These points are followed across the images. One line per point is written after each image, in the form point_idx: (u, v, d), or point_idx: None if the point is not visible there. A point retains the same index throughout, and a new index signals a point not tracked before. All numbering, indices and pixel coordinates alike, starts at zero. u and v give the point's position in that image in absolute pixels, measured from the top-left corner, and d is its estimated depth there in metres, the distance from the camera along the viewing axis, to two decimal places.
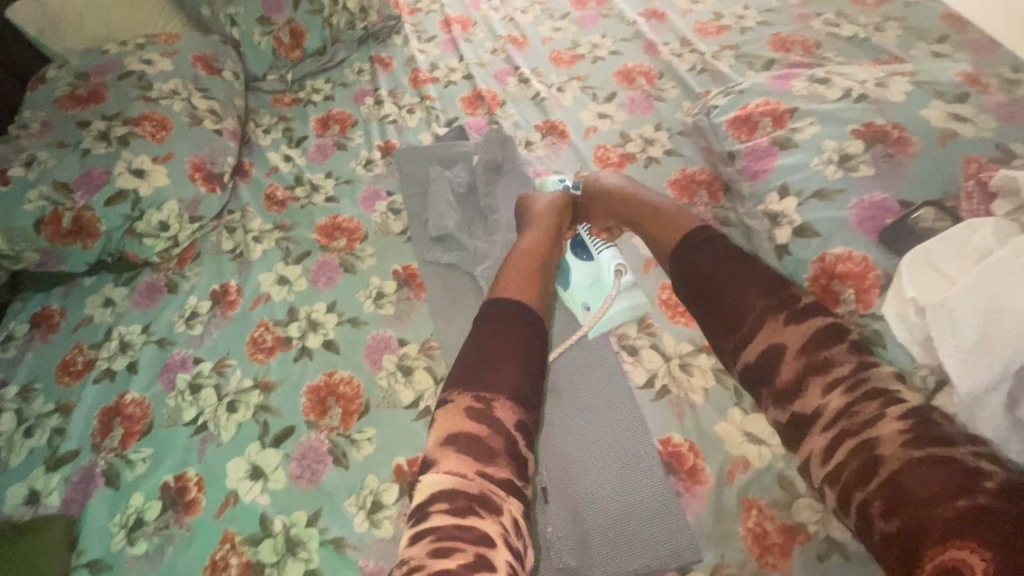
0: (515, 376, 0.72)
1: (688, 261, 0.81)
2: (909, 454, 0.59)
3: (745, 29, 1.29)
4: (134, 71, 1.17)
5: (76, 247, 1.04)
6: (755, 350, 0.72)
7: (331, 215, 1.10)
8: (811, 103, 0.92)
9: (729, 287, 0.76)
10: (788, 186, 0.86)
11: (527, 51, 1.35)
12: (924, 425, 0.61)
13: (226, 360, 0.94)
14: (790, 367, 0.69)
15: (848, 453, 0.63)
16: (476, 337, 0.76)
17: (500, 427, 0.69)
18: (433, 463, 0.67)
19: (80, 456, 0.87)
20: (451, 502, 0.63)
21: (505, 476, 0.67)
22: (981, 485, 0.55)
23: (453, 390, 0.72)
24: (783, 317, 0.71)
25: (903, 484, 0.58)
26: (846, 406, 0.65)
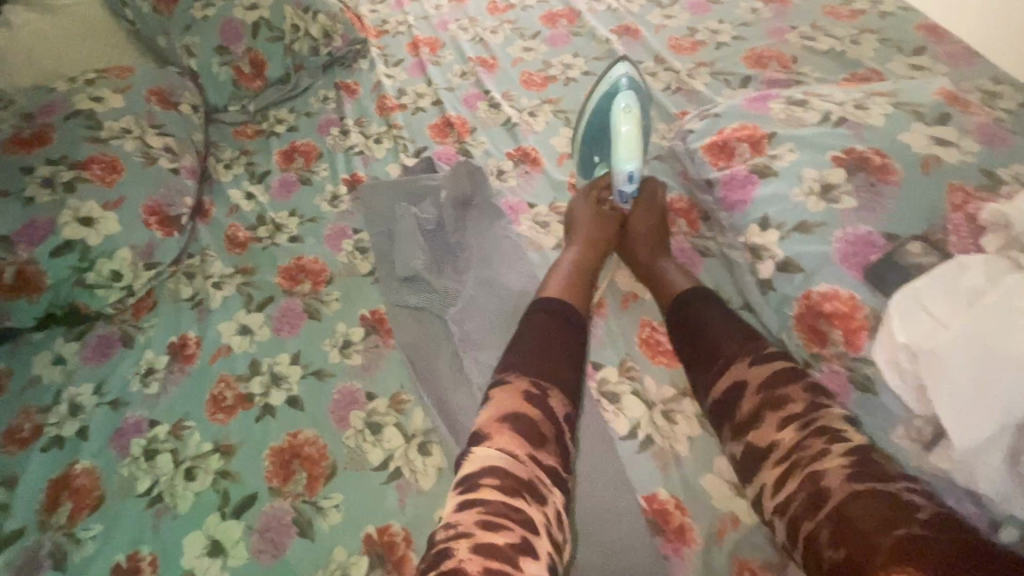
0: (565, 368, 0.74)
1: (677, 307, 0.82)
2: (852, 486, 0.59)
3: (719, 44, 1.26)
4: (83, 109, 1.10)
5: (21, 302, 0.97)
6: (722, 383, 0.72)
7: (295, 256, 1.05)
8: (789, 128, 0.88)
9: (713, 330, 0.76)
10: (769, 218, 0.82)
11: (497, 73, 1.31)
12: (867, 462, 0.61)
13: (183, 422, 0.88)
14: (750, 402, 0.69)
15: (797, 484, 0.62)
16: (534, 329, 0.77)
17: (551, 415, 0.69)
18: (486, 437, 0.66)
19: (25, 536, 0.81)
20: (502, 479, 0.61)
21: (552, 465, 0.66)
22: (913, 514, 0.55)
23: (510, 370, 0.72)
24: (749, 359, 0.72)
25: (848, 515, 0.57)
26: (798, 442, 0.64)
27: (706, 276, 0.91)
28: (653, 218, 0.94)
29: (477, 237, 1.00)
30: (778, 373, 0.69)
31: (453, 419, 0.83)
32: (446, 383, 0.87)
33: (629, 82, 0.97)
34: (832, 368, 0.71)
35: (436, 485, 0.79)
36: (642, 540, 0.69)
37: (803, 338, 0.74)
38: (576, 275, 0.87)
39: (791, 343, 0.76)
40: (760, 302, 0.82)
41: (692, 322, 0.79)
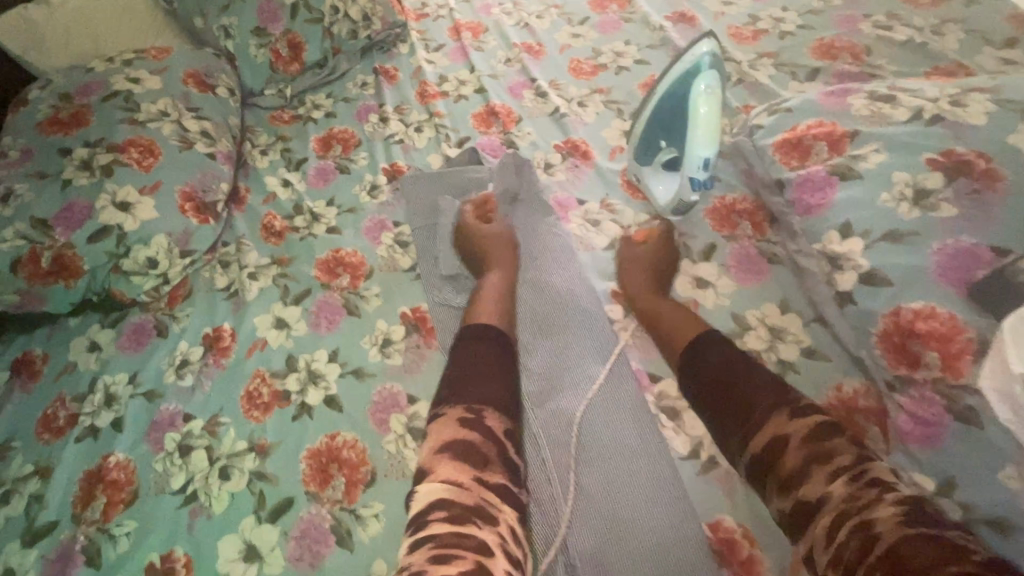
0: (497, 388, 0.71)
1: (693, 350, 0.74)
2: (902, 529, 0.53)
3: (784, 33, 1.18)
4: (120, 90, 1.07)
5: (58, 287, 0.95)
6: (760, 438, 0.64)
7: (333, 248, 1.01)
8: (874, 125, 0.81)
9: (743, 379, 0.68)
10: (852, 225, 0.75)
11: (544, 60, 1.24)
12: (919, 510, 0.54)
13: (219, 418, 0.85)
14: (795, 456, 0.61)
15: (842, 529, 0.56)
16: (466, 359, 0.74)
17: (493, 434, 0.67)
18: (428, 472, 0.63)
19: (60, 528, 0.79)
20: (448, 511, 0.58)
21: (500, 481, 0.64)
22: (967, 554, 0.50)
23: (445, 404, 0.69)
24: (786, 413, 0.64)
25: (901, 556, 0.51)
26: (848, 490, 0.57)
27: (774, 284, 0.84)
28: (660, 259, 0.87)
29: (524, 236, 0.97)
30: (820, 426, 0.62)
31: None
32: None
33: (713, 58, 0.83)
34: (923, 393, 0.65)
35: None
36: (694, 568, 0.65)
37: (888, 359, 0.68)
38: (504, 302, 0.85)
39: (874, 363, 0.70)
40: (837, 315, 0.75)
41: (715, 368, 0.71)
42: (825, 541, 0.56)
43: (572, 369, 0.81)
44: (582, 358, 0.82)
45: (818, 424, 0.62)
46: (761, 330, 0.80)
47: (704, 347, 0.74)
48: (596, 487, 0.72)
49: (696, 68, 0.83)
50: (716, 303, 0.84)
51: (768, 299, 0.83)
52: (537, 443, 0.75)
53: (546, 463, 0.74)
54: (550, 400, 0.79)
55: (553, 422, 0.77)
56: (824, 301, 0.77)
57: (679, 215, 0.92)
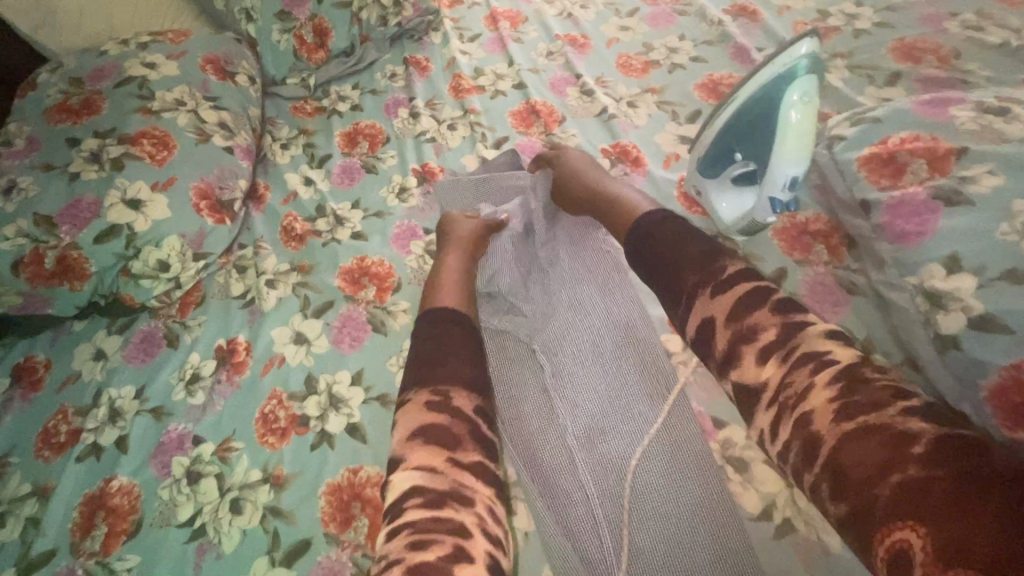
0: (461, 368, 0.68)
1: (638, 243, 0.77)
2: (841, 428, 0.54)
3: (858, 31, 1.06)
4: (135, 76, 0.99)
5: (63, 290, 0.88)
6: (692, 321, 0.67)
7: (358, 255, 0.93)
8: (985, 143, 0.71)
9: (676, 260, 0.71)
10: (960, 259, 0.65)
11: (589, 55, 1.14)
12: (855, 387, 0.55)
13: (231, 442, 0.78)
14: (722, 337, 0.64)
15: (786, 428, 0.58)
16: (425, 340, 0.71)
17: (463, 411, 0.64)
18: (401, 460, 0.60)
19: (57, 559, 0.73)
20: (423, 495, 0.56)
21: (476, 457, 0.62)
22: (908, 451, 0.50)
23: (411, 389, 0.66)
24: (711, 288, 0.67)
25: (843, 465, 0.52)
26: (784, 379, 0.59)
27: (856, 320, 0.74)
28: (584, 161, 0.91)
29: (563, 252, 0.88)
30: (742, 300, 0.64)
31: (547, 472, 0.69)
32: (533, 427, 0.73)
33: (813, 62, 0.71)
34: None
35: (524, 552, 0.66)
36: None
37: (1002, 421, 0.59)
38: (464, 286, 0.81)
39: (983, 422, 0.61)
40: (935, 364, 0.66)
41: (653, 259, 0.74)
42: (774, 438, 0.59)
43: (624, 411, 0.72)
44: (635, 399, 0.73)
45: (742, 296, 0.65)
46: None
47: (640, 237, 0.77)
48: (653, 549, 0.64)
49: (791, 74, 0.72)
50: None
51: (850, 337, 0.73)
52: (585, 494, 0.67)
53: (594, 516, 0.66)
54: (599, 446, 0.70)
55: (603, 470, 0.68)
56: (919, 344, 0.67)
57: (745, 235, 0.82)
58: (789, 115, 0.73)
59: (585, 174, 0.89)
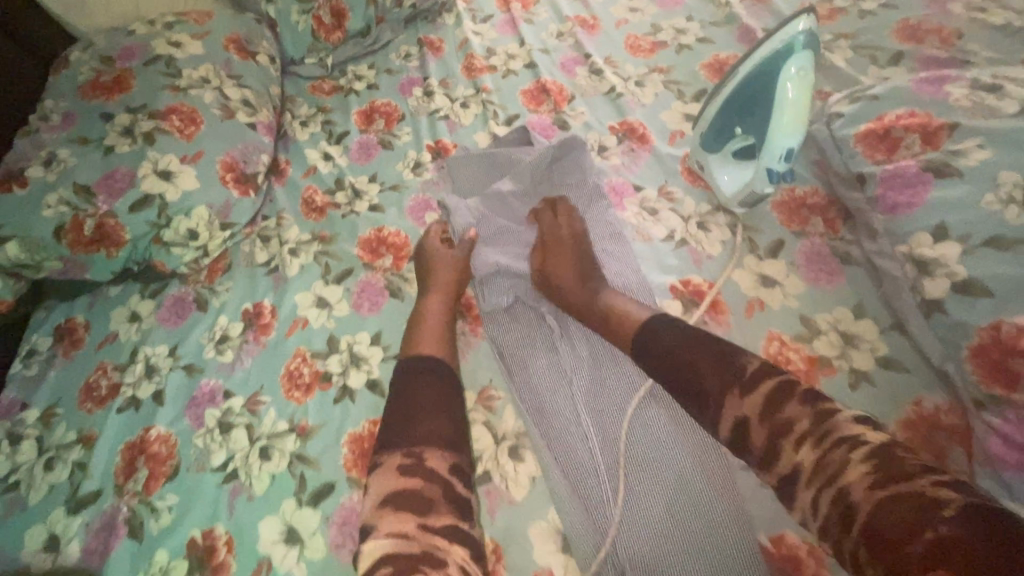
0: (436, 427, 0.66)
1: (642, 338, 0.71)
2: (875, 495, 0.52)
3: (863, 12, 1.08)
4: (162, 55, 1.04)
5: (99, 256, 0.93)
6: (725, 425, 0.61)
7: (376, 226, 0.98)
8: (977, 118, 0.74)
9: (686, 363, 0.65)
10: (947, 228, 0.69)
11: (598, 36, 1.17)
12: (887, 458, 0.53)
13: (259, 396, 0.84)
14: (757, 434, 0.59)
15: (825, 502, 0.55)
16: (398, 398, 0.69)
17: (435, 474, 0.62)
18: (371, 528, 0.58)
19: (103, 498, 0.79)
20: (394, 563, 0.53)
21: (450, 522, 0.59)
22: (937, 512, 0.49)
23: (384, 451, 0.64)
24: (738, 389, 0.61)
25: (880, 531, 0.50)
26: (819, 457, 0.56)
27: (849, 287, 0.78)
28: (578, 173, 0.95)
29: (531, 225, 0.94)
30: (768, 396, 0.60)
31: (553, 423, 0.74)
32: (539, 378, 0.78)
33: (809, 36, 0.75)
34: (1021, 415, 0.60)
35: (530, 494, 0.70)
36: None
37: (980, 376, 0.63)
38: (442, 328, 0.80)
39: (961, 378, 0.65)
40: (920, 325, 0.70)
41: (666, 361, 0.67)
42: (811, 510, 0.56)
43: (624, 369, 0.77)
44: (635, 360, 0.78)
45: (767, 396, 0.60)
46: (832, 336, 0.75)
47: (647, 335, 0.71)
48: (646, 483, 0.69)
49: (789, 49, 0.76)
50: (782, 304, 0.79)
51: (842, 303, 0.77)
52: (588, 444, 0.72)
53: (593, 455, 0.71)
54: (601, 402, 0.75)
55: (605, 423, 0.74)
56: (907, 306, 0.71)
57: (745, 208, 0.86)
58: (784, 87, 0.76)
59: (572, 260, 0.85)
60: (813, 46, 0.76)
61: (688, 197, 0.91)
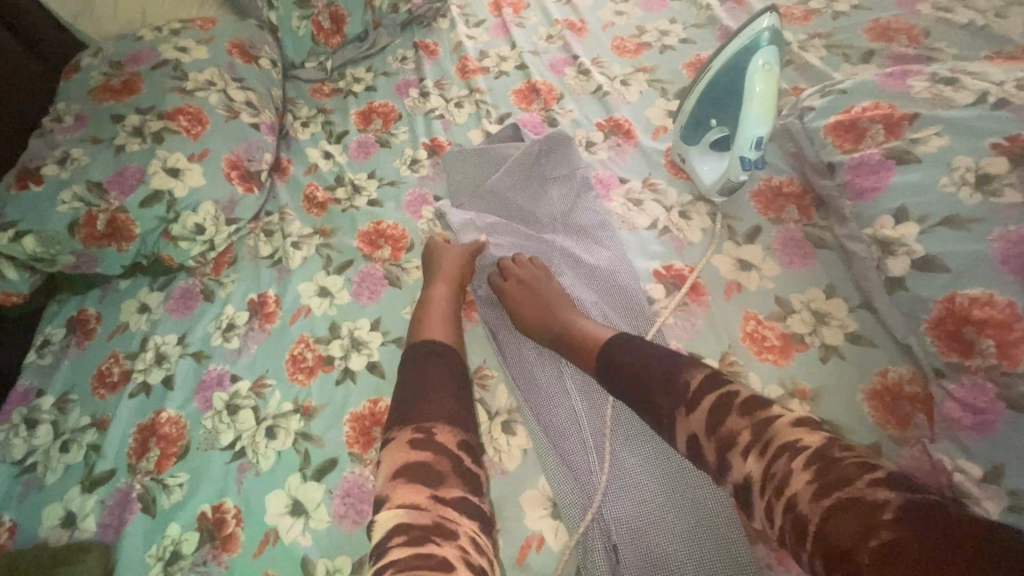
0: (444, 403, 0.70)
1: (605, 356, 0.73)
2: (820, 503, 0.52)
3: (837, 13, 1.14)
4: (169, 59, 1.09)
5: (110, 250, 0.97)
6: (681, 442, 0.63)
7: (374, 220, 1.03)
8: (935, 109, 0.79)
9: (640, 389, 0.67)
10: (907, 210, 0.74)
11: (586, 38, 1.23)
12: (827, 465, 0.53)
13: (264, 379, 0.88)
14: (710, 450, 0.60)
15: (776, 512, 0.55)
16: (408, 378, 0.73)
17: (444, 450, 0.65)
18: (385, 499, 0.61)
19: (117, 477, 0.83)
20: (406, 534, 0.56)
21: (459, 496, 0.62)
22: (880, 516, 0.49)
23: (396, 426, 0.67)
24: (683, 408, 0.63)
25: (829, 540, 0.50)
26: (765, 469, 0.56)
27: (820, 269, 0.83)
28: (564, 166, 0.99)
29: (523, 218, 0.98)
30: (711, 409, 0.61)
31: (543, 399, 0.78)
32: (531, 358, 0.83)
33: (774, 33, 0.80)
34: (975, 381, 0.64)
35: (522, 465, 0.75)
36: (738, 544, 0.67)
37: (939, 346, 0.67)
38: (448, 313, 0.84)
39: (922, 349, 0.69)
40: (885, 301, 0.75)
41: (625, 381, 0.69)
42: (766, 519, 0.56)
43: None
44: None
45: (711, 408, 0.60)
46: (804, 314, 0.80)
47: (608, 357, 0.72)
48: (632, 453, 0.74)
49: (755, 45, 0.81)
50: (759, 286, 0.83)
51: (814, 284, 0.82)
52: (576, 418, 0.76)
53: (581, 427, 0.76)
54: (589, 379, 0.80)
55: (592, 398, 0.78)
56: (872, 284, 0.76)
57: (724, 196, 0.91)
58: (753, 79, 0.82)
59: (537, 286, 0.85)
60: (779, 41, 0.82)
61: (672, 187, 0.97)
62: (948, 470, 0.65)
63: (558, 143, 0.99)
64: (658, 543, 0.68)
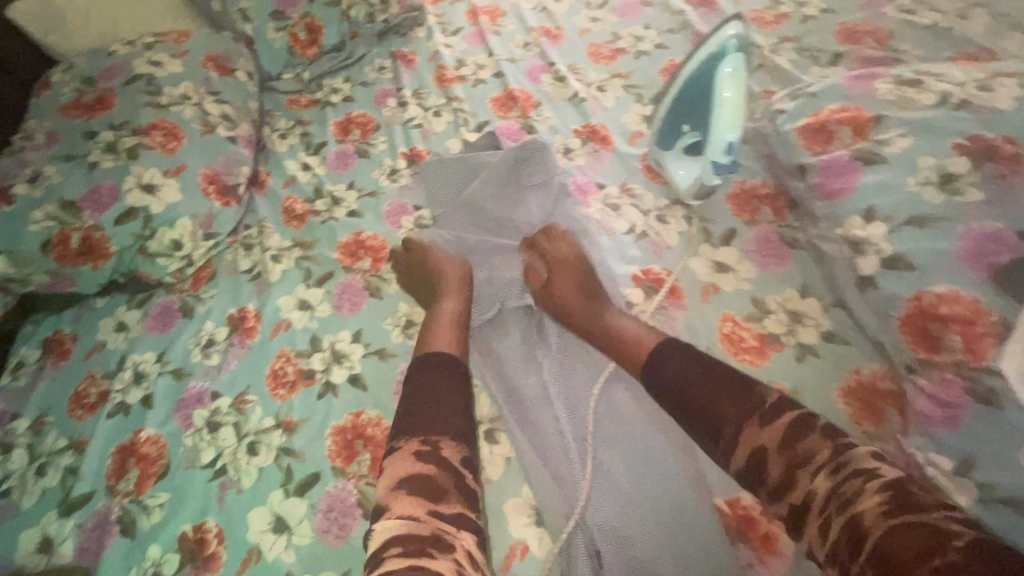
0: (452, 418, 0.69)
1: (653, 364, 0.73)
2: (888, 523, 0.53)
3: (806, 17, 1.16)
4: (143, 74, 1.08)
5: (86, 268, 0.96)
6: (741, 455, 0.63)
7: (354, 231, 1.03)
8: (901, 110, 0.80)
9: (696, 397, 0.67)
10: (875, 210, 0.75)
11: (562, 45, 1.24)
12: (904, 494, 0.54)
13: (245, 395, 0.88)
14: (775, 464, 0.61)
15: (834, 528, 0.56)
16: (417, 387, 0.73)
17: (447, 463, 0.65)
18: (385, 509, 0.61)
19: (95, 500, 0.82)
20: (402, 546, 0.56)
21: (457, 511, 0.62)
22: (949, 541, 0.50)
23: (401, 436, 0.67)
24: (757, 418, 0.63)
25: (889, 556, 0.51)
26: (833, 489, 0.57)
27: (794, 269, 0.84)
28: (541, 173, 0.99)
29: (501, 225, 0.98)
30: (788, 426, 0.62)
31: (524, 407, 0.79)
32: (512, 367, 0.83)
33: (738, 41, 0.84)
34: (944, 376, 0.66)
35: (505, 473, 0.75)
36: (721, 546, 0.67)
37: (909, 341, 0.69)
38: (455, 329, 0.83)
39: (893, 346, 0.71)
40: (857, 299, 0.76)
41: (678, 390, 0.70)
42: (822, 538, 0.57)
43: (592, 354, 0.83)
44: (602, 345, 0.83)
45: (790, 424, 0.62)
46: (780, 315, 0.81)
47: (655, 367, 0.73)
48: (615, 459, 0.74)
49: (721, 52, 0.85)
50: (735, 287, 0.84)
51: (789, 284, 0.83)
52: (558, 425, 0.77)
53: (563, 435, 0.76)
54: (571, 386, 0.80)
55: (573, 404, 0.78)
56: (844, 283, 0.77)
57: (701, 199, 0.93)
58: (721, 86, 0.85)
59: (572, 291, 0.85)
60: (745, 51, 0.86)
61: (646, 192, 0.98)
62: (921, 465, 0.66)
63: (533, 151, 1.00)
64: (644, 548, 0.68)
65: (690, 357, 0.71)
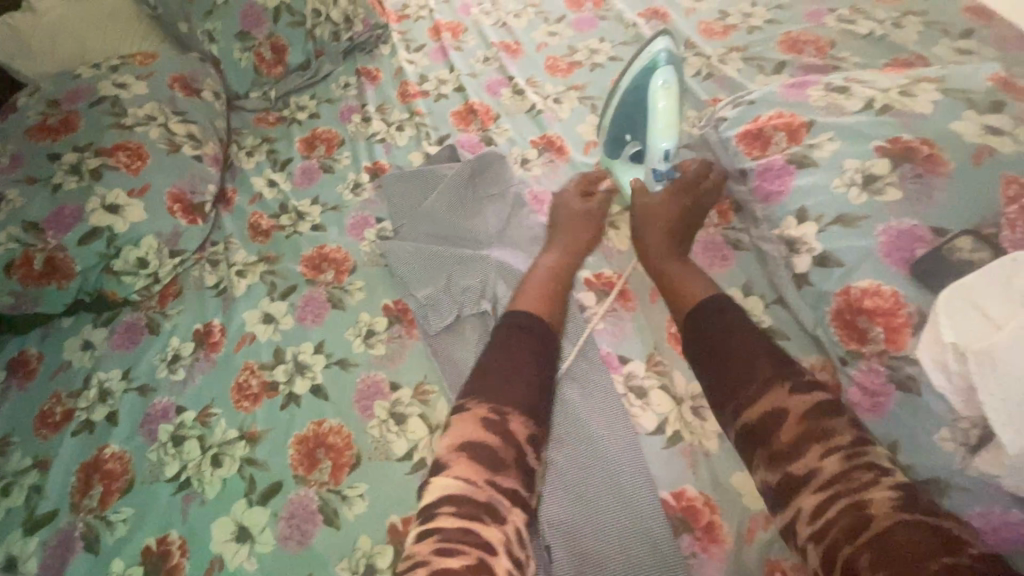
0: (522, 385, 0.72)
1: (694, 325, 0.78)
2: (899, 515, 0.58)
3: (752, 28, 1.21)
4: (108, 96, 1.10)
5: (51, 288, 0.97)
6: (752, 413, 0.69)
7: (318, 245, 1.05)
8: (830, 116, 0.85)
9: (740, 359, 0.72)
10: (806, 210, 0.79)
11: (521, 59, 1.28)
12: (917, 499, 0.59)
13: (210, 409, 0.89)
14: (789, 429, 0.66)
15: (835, 509, 0.61)
16: (500, 343, 0.76)
17: (512, 437, 0.68)
18: (444, 466, 0.65)
19: (59, 518, 0.83)
20: (457, 507, 0.61)
21: (511, 486, 0.65)
22: (958, 547, 0.55)
23: (469, 396, 0.71)
24: (790, 384, 0.69)
25: (891, 544, 0.56)
26: (844, 472, 0.62)
27: (738, 269, 0.88)
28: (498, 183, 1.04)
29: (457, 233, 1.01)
30: (825, 401, 0.67)
31: None
32: None
33: (668, 55, 0.90)
34: (870, 366, 0.70)
35: None
36: (665, 543, 0.69)
37: (839, 335, 0.72)
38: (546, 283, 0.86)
39: (827, 339, 0.74)
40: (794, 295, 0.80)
41: (726, 351, 0.74)
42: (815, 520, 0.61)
43: None
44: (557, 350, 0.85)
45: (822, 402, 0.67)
46: None
47: (697, 327, 0.77)
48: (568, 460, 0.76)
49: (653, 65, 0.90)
50: None
51: (732, 284, 0.87)
52: None
53: None
54: None
55: None
56: (782, 280, 0.81)
57: None
58: (656, 96, 0.90)
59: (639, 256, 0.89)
60: (677, 65, 0.91)
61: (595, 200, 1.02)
62: None
63: (491, 162, 1.05)
64: (592, 546, 0.70)
65: (745, 326, 0.75)
